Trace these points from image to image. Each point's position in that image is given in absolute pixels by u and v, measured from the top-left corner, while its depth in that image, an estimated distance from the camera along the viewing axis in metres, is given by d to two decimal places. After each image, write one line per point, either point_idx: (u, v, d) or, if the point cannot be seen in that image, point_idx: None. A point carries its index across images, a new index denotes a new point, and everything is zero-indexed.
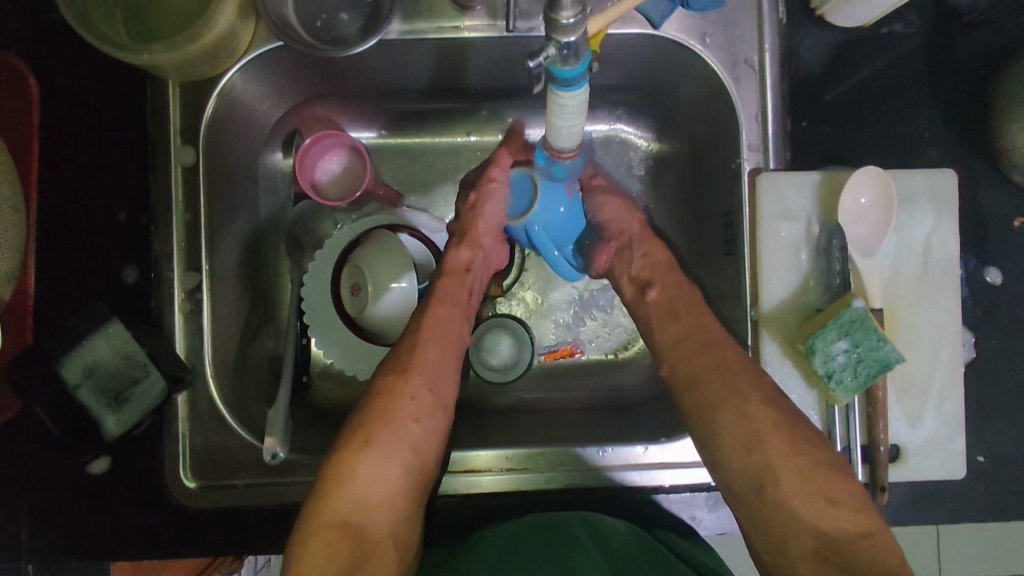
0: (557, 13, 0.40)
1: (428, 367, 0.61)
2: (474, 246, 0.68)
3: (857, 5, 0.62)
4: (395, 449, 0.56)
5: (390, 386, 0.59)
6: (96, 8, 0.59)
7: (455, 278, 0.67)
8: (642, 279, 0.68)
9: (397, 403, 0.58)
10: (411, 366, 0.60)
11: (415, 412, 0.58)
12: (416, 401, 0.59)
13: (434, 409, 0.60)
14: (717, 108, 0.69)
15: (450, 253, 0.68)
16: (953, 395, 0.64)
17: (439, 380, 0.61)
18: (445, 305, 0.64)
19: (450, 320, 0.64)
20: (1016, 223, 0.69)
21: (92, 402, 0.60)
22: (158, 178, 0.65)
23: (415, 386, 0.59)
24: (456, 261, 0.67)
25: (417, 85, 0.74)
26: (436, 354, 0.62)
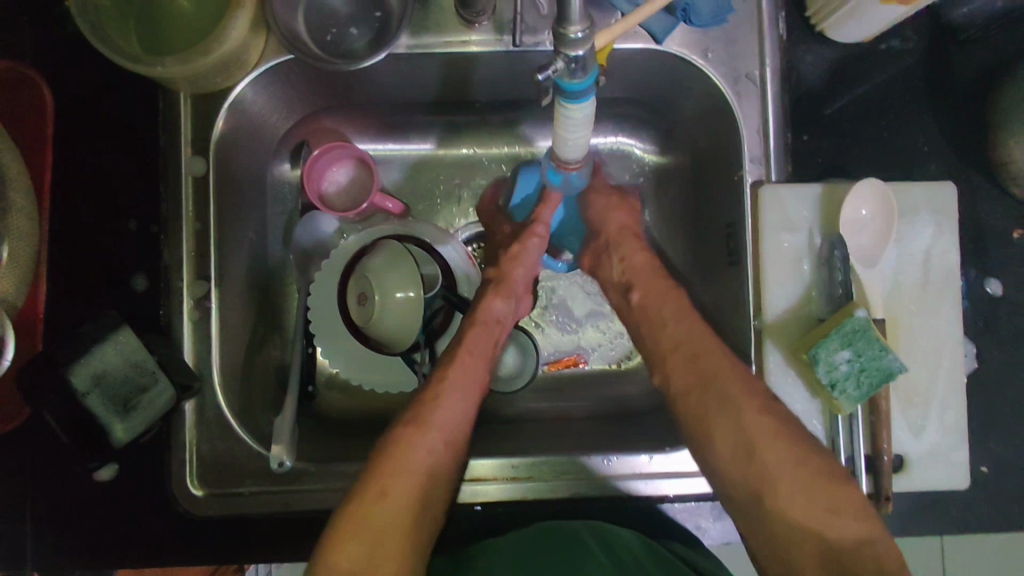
0: (565, 28, 0.41)
1: (445, 406, 0.62)
2: (509, 297, 0.70)
3: (855, 22, 0.64)
4: (407, 487, 0.57)
5: (420, 411, 0.62)
6: (112, 22, 0.61)
7: (485, 328, 0.68)
8: (623, 282, 0.69)
9: (413, 442, 0.59)
10: (442, 392, 0.63)
11: (430, 450, 0.59)
12: (433, 439, 0.60)
13: (449, 448, 0.61)
14: (719, 121, 0.70)
15: (484, 304, 0.69)
16: (955, 405, 0.65)
17: (457, 420, 0.62)
18: (476, 332, 0.67)
19: (472, 362, 0.66)
20: (1015, 235, 0.70)
21: (101, 409, 0.60)
22: (170, 188, 0.66)
23: (432, 426, 0.61)
24: (489, 311, 0.69)
25: (424, 98, 0.76)
26: (455, 393, 0.63)
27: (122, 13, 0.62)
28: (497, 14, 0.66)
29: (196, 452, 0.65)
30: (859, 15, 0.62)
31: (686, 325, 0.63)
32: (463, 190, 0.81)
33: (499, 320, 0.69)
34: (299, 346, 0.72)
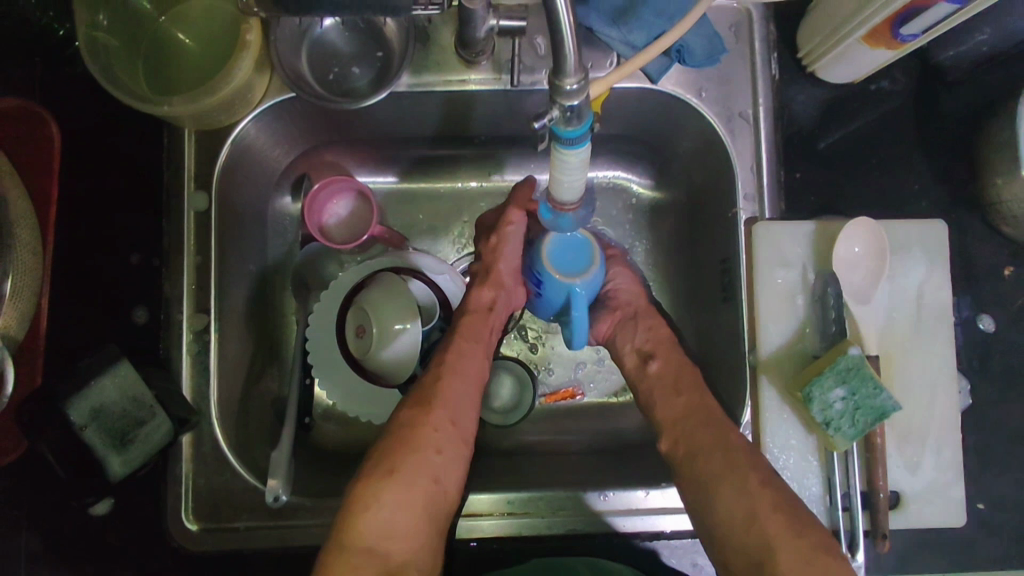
0: (561, 79, 0.42)
1: (449, 400, 0.62)
2: (497, 286, 0.69)
3: (844, 66, 0.65)
4: (416, 479, 0.57)
5: (413, 419, 0.61)
6: (119, 62, 0.62)
7: (478, 317, 0.68)
8: (645, 350, 0.69)
9: (421, 435, 0.59)
10: (434, 399, 0.62)
11: (437, 444, 0.59)
12: (440, 432, 0.60)
13: (457, 442, 0.61)
14: (713, 159, 0.71)
15: (472, 295, 0.69)
16: (950, 441, 0.65)
17: (461, 414, 0.62)
18: (470, 341, 0.66)
19: (473, 354, 0.65)
20: (1006, 271, 0.71)
21: (98, 443, 0.60)
22: (172, 223, 0.67)
23: (438, 418, 0.61)
24: (478, 300, 0.69)
25: (424, 133, 0.77)
26: (457, 386, 0.63)
27: (130, 53, 0.63)
28: (495, 55, 0.68)
29: (192, 485, 0.65)
30: (848, 59, 0.64)
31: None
32: (461, 223, 0.82)
33: (490, 306, 0.69)
34: (297, 378, 0.72)
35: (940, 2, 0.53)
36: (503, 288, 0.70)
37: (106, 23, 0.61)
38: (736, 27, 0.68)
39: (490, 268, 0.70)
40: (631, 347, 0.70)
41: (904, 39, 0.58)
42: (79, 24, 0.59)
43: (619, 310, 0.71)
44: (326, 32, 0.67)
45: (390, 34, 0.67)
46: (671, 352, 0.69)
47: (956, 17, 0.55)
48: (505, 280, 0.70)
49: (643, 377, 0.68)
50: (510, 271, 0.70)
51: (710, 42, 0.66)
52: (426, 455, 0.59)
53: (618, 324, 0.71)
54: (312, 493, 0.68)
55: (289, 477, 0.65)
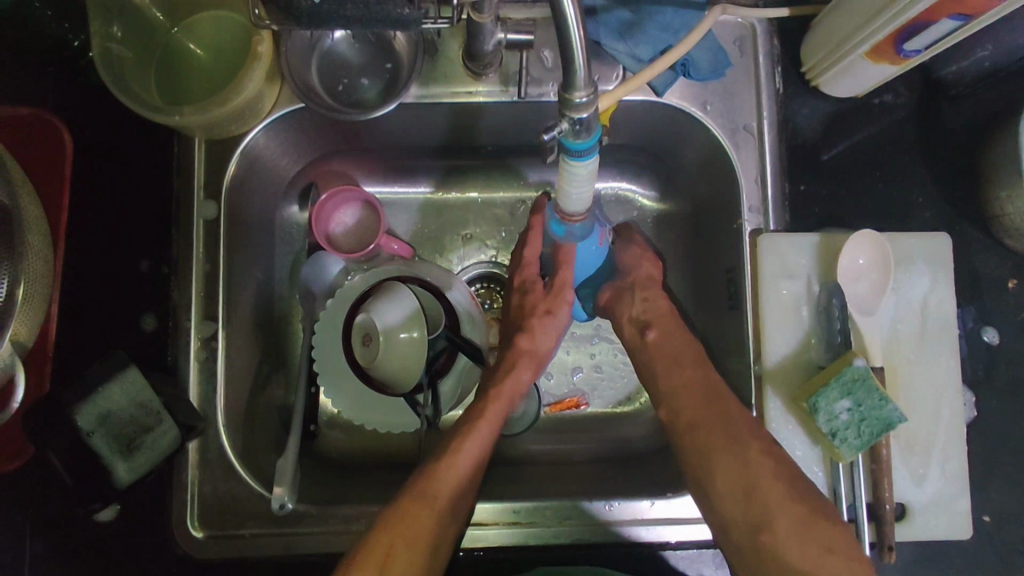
0: (571, 92, 0.43)
1: (461, 471, 0.61)
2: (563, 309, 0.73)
3: (847, 80, 0.66)
4: (456, 494, 0.60)
5: (463, 435, 0.63)
6: (132, 72, 0.63)
7: (526, 369, 0.69)
8: (642, 320, 0.70)
9: (428, 508, 0.57)
10: (485, 419, 0.64)
11: (442, 518, 0.57)
12: (446, 506, 0.58)
13: (456, 516, 0.59)
14: (718, 171, 0.72)
15: (520, 343, 0.71)
16: (956, 453, 0.65)
17: (497, 439, 0.65)
18: (521, 364, 0.69)
19: (495, 422, 0.65)
20: (1010, 284, 0.71)
21: (105, 450, 0.60)
22: (182, 230, 0.68)
23: (445, 493, 0.59)
24: (525, 352, 0.70)
25: (431, 144, 0.78)
26: (471, 457, 0.62)
27: (143, 64, 0.64)
28: (503, 67, 0.69)
29: (198, 492, 0.65)
30: (851, 73, 0.64)
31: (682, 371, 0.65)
32: (467, 232, 0.83)
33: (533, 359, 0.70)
34: (303, 386, 0.72)
35: (943, 18, 0.53)
36: (548, 338, 0.72)
37: (120, 33, 0.62)
38: (741, 41, 0.69)
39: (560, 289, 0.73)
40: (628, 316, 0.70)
41: (907, 54, 0.59)
42: (93, 33, 0.60)
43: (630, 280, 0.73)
44: (336, 44, 0.68)
45: (400, 47, 0.68)
46: (670, 322, 0.69)
47: (959, 34, 0.56)
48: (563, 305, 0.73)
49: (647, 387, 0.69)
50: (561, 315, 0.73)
51: (715, 55, 0.67)
52: (428, 532, 0.56)
53: (618, 295, 0.73)
54: (318, 501, 0.68)
55: (295, 485, 0.65)
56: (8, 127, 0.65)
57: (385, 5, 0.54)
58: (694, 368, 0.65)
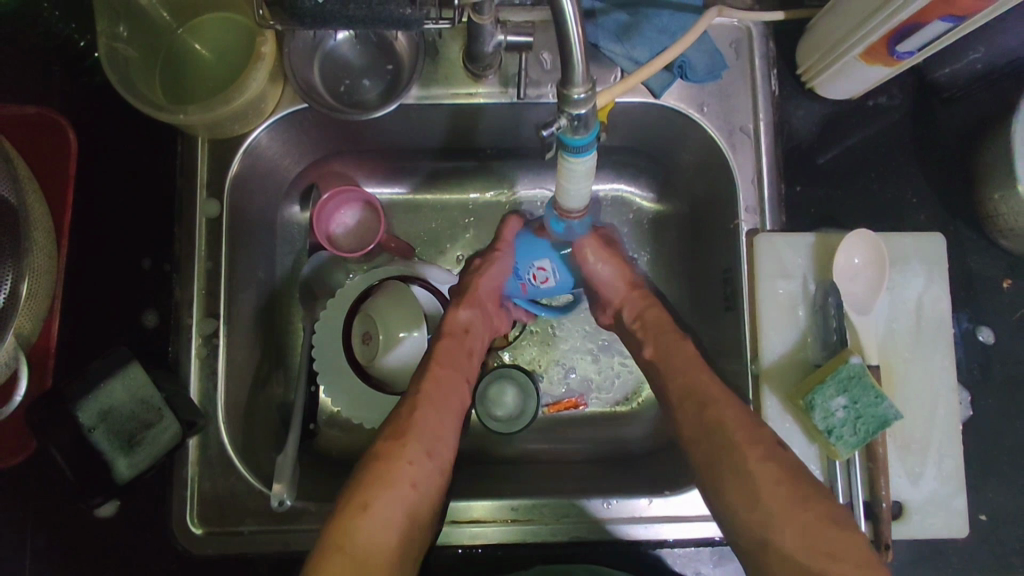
0: (569, 88, 0.43)
1: (426, 432, 0.61)
2: (474, 305, 0.71)
3: (842, 82, 0.67)
4: (394, 507, 0.56)
5: (388, 450, 0.60)
6: (137, 72, 0.64)
7: (452, 338, 0.69)
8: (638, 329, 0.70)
9: (397, 466, 0.58)
10: (409, 430, 0.61)
11: (413, 476, 0.58)
12: (416, 462, 0.59)
13: (434, 475, 0.60)
14: (714, 172, 0.73)
15: (452, 314, 0.70)
16: (952, 452, 0.65)
17: (437, 445, 0.62)
18: (445, 367, 0.66)
19: (438, 417, 0.63)
20: (1004, 284, 0.72)
21: (105, 446, 0.61)
22: (184, 229, 0.68)
23: (412, 451, 0.60)
24: (455, 322, 0.70)
25: (431, 145, 0.79)
26: (433, 417, 0.63)
27: (148, 64, 0.65)
28: (503, 69, 0.70)
29: (198, 489, 0.66)
30: (847, 75, 0.65)
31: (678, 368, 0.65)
32: (466, 233, 0.83)
33: (465, 330, 0.70)
34: (303, 385, 0.72)
35: (935, 19, 0.54)
36: (479, 309, 0.72)
37: (125, 33, 0.63)
38: (737, 44, 0.70)
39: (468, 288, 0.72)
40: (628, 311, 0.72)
41: (900, 56, 0.59)
42: (99, 33, 0.61)
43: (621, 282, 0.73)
44: (339, 45, 0.69)
45: (400, 48, 0.69)
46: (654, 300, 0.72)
47: (950, 36, 0.56)
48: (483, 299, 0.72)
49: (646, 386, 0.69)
50: (488, 292, 0.73)
51: (711, 57, 0.68)
52: (401, 488, 0.57)
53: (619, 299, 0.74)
54: (317, 499, 0.68)
55: (294, 481, 0.65)
56: (13, 125, 0.65)
57: (388, 5, 0.55)
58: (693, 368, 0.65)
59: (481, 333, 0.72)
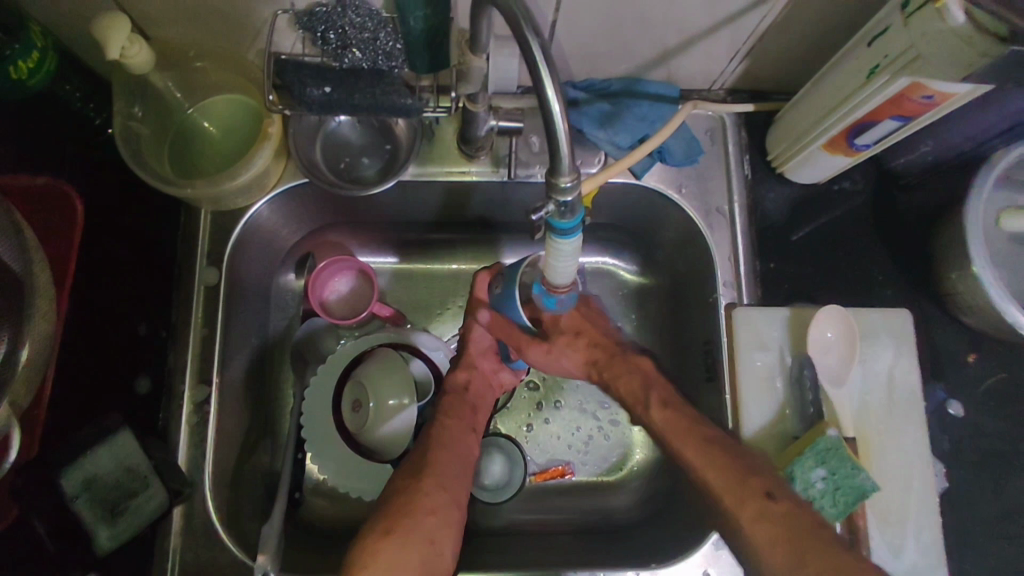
0: (557, 177, 0.46)
1: (439, 468, 0.62)
2: (472, 368, 0.71)
3: (808, 167, 0.72)
4: (412, 535, 0.56)
5: (406, 486, 0.61)
6: (148, 148, 0.68)
7: (454, 397, 0.70)
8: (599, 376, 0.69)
9: (416, 497, 0.59)
10: (425, 468, 0.62)
11: (433, 505, 0.59)
12: (435, 494, 0.60)
13: (450, 508, 0.60)
14: (693, 248, 0.77)
15: (451, 375, 0.72)
16: (930, 525, 0.67)
17: (453, 481, 0.62)
18: (451, 417, 0.68)
19: (453, 456, 0.64)
20: (970, 358, 0.76)
21: (88, 514, 0.60)
22: (186, 297, 0.73)
23: (431, 482, 0.60)
24: (454, 381, 0.71)
25: (423, 217, 0.82)
26: (447, 458, 0.64)
27: (158, 140, 0.69)
28: (494, 151, 0.75)
29: (180, 559, 0.66)
30: (812, 162, 0.70)
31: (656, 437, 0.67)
32: (457, 301, 0.86)
33: (465, 388, 0.71)
34: (290, 454, 0.72)
35: (886, 118, 0.59)
36: (477, 369, 0.72)
37: (140, 113, 0.68)
38: (711, 132, 0.77)
39: (462, 352, 0.73)
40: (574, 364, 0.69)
41: (858, 147, 0.65)
42: (115, 114, 0.66)
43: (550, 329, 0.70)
44: (340, 126, 0.73)
45: (399, 132, 0.73)
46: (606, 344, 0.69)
47: (902, 131, 0.62)
48: (478, 362, 0.72)
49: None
50: (483, 352, 0.73)
51: (688, 143, 0.74)
52: (420, 518, 0.57)
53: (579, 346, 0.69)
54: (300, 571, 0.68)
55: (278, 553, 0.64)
56: (23, 193, 0.63)
57: (390, 95, 0.62)
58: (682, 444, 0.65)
59: (485, 387, 0.72)
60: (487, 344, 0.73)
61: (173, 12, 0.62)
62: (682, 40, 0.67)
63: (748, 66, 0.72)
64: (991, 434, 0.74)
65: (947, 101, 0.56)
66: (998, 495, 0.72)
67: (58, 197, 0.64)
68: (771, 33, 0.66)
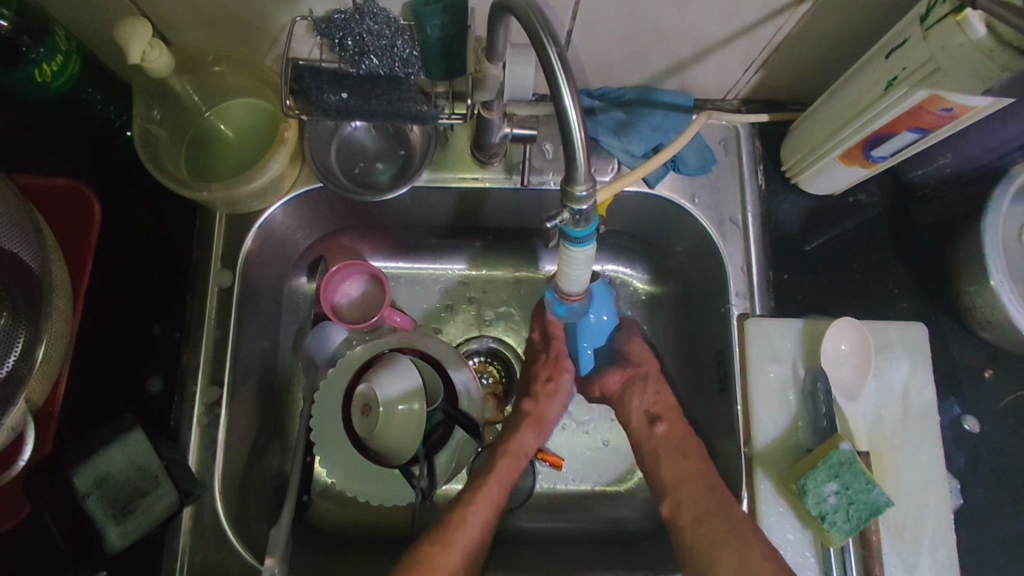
0: (572, 186, 0.46)
1: (489, 508, 0.66)
2: (561, 397, 0.75)
3: (822, 178, 0.71)
4: (449, 575, 0.60)
5: (455, 517, 0.64)
6: (166, 152, 0.68)
7: (534, 422, 0.73)
8: (652, 412, 0.72)
9: (458, 535, 0.63)
10: (476, 502, 0.66)
11: (472, 546, 0.63)
12: (475, 535, 0.63)
13: (486, 546, 0.64)
14: (706, 258, 0.77)
15: (539, 400, 0.74)
16: (944, 543, 0.66)
17: (495, 518, 0.66)
18: (518, 448, 0.71)
19: (504, 489, 0.68)
20: (986, 373, 0.75)
21: (98, 512, 0.59)
22: (199, 300, 0.72)
23: (477, 520, 0.64)
24: (540, 407, 0.74)
25: (436, 223, 0.83)
26: (500, 492, 0.67)
27: (176, 144, 0.70)
28: (507, 157, 0.75)
29: (187, 561, 0.66)
30: (827, 173, 0.70)
31: (670, 437, 0.70)
32: (468, 306, 0.86)
33: (542, 415, 0.74)
34: (299, 457, 0.72)
35: (904, 130, 0.59)
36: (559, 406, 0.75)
37: (159, 116, 0.68)
38: (725, 141, 0.76)
39: (556, 373, 0.75)
40: (639, 406, 0.73)
41: (874, 159, 0.64)
42: (136, 116, 0.67)
43: (631, 368, 0.75)
44: (356, 132, 0.73)
45: (414, 138, 0.73)
46: (676, 419, 0.72)
47: (920, 144, 0.61)
48: (563, 389, 0.75)
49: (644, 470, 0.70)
50: (569, 380, 0.76)
51: (701, 154, 0.74)
52: (460, 555, 0.61)
53: (626, 382, 0.74)
54: None
55: (286, 556, 0.64)
56: (40, 193, 0.64)
57: (407, 102, 0.62)
58: (694, 456, 0.68)
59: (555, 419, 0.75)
60: (556, 412, 0.75)
61: (194, 18, 0.64)
62: (698, 49, 0.67)
63: (764, 76, 0.72)
64: (1007, 451, 0.73)
65: (966, 114, 0.55)
66: (1015, 514, 0.71)
67: (75, 198, 0.65)
68: (787, 43, 0.66)
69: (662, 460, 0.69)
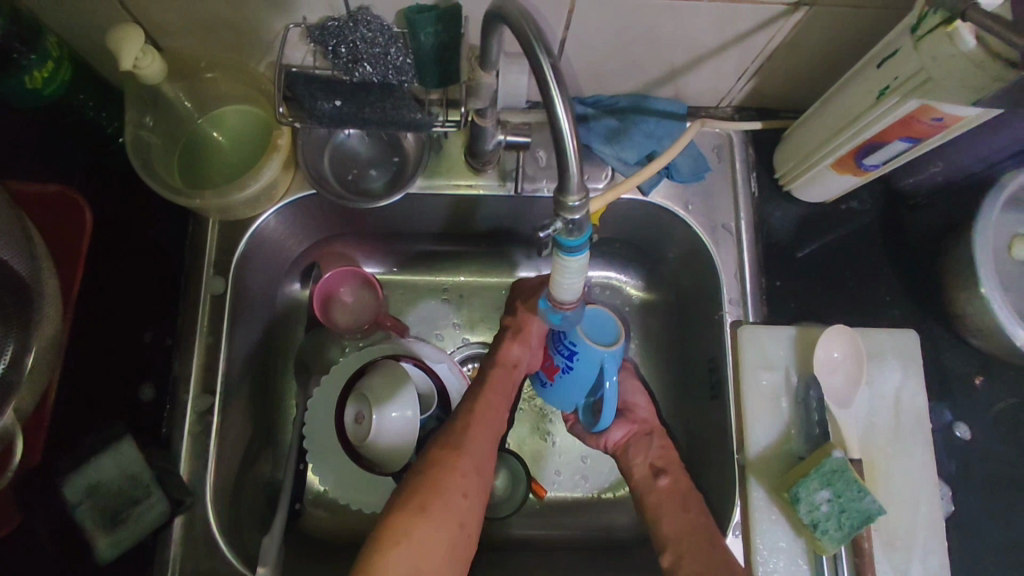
0: (566, 195, 0.46)
1: (477, 449, 0.63)
2: (525, 346, 0.72)
3: (814, 186, 0.72)
4: (442, 521, 0.57)
5: (440, 460, 0.61)
6: (158, 158, 0.68)
7: (504, 370, 0.70)
8: (655, 465, 0.71)
9: (446, 480, 0.60)
10: (463, 446, 0.63)
11: (464, 488, 0.60)
12: (466, 478, 0.61)
13: (480, 489, 0.61)
14: (699, 265, 0.77)
15: (503, 347, 0.72)
16: (936, 548, 0.66)
17: (484, 462, 0.63)
18: (496, 394, 0.68)
19: (486, 433, 0.65)
20: (977, 381, 0.75)
21: (89, 522, 0.61)
22: (191, 307, 0.72)
23: (466, 465, 0.61)
24: (507, 355, 0.71)
25: (430, 230, 0.82)
26: (486, 438, 0.65)
27: (169, 151, 0.69)
28: (501, 164, 0.75)
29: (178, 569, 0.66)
30: (819, 181, 0.70)
31: (672, 491, 0.69)
32: (462, 313, 0.86)
33: (515, 365, 0.71)
34: (291, 465, 0.72)
35: (895, 139, 0.59)
36: (530, 346, 0.72)
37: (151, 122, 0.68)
38: (719, 149, 0.77)
39: (522, 326, 0.72)
40: (644, 460, 0.72)
41: (866, 168, 0.65)
42: (127, 122, 0.66)
43: (636, 424, 0.75)
44: (350, 139, 0.73)
45: (409, 146, 0.73)
46: (680, 471, 0.71)
47: (910, 153, 0.62)
48: (532, 341, 0.72)
49: (649, 507, 0.69)
50: (540, 334, 0.72)
51: (695, 161, 0.74)
52: (453, 497, 0.59)
53: (632, 437, 0.74)
54: None
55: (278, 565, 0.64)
56: (33, 199, 0.64)
57: (401, 110, 0.62)
58: (696, 508, 0.66)
59: (527, 370, 0.73)
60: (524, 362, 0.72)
61: (187, 26, 0.64)
62: (690, 58, 0.67)
63: (756, 85, 0.72)
64: (998, 458, 0.73)
65: (957, 123, 0.55)
66: (1006, 521, 0.71)
67: (68, 204, 0.64)
68: (778, 52, 0.66)
69: (663, 514, 0.67)
